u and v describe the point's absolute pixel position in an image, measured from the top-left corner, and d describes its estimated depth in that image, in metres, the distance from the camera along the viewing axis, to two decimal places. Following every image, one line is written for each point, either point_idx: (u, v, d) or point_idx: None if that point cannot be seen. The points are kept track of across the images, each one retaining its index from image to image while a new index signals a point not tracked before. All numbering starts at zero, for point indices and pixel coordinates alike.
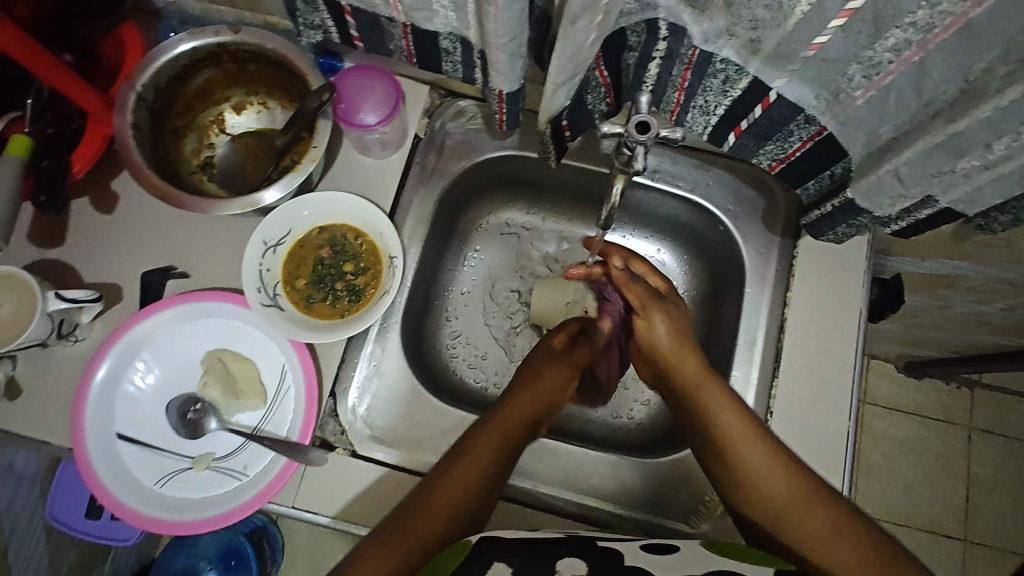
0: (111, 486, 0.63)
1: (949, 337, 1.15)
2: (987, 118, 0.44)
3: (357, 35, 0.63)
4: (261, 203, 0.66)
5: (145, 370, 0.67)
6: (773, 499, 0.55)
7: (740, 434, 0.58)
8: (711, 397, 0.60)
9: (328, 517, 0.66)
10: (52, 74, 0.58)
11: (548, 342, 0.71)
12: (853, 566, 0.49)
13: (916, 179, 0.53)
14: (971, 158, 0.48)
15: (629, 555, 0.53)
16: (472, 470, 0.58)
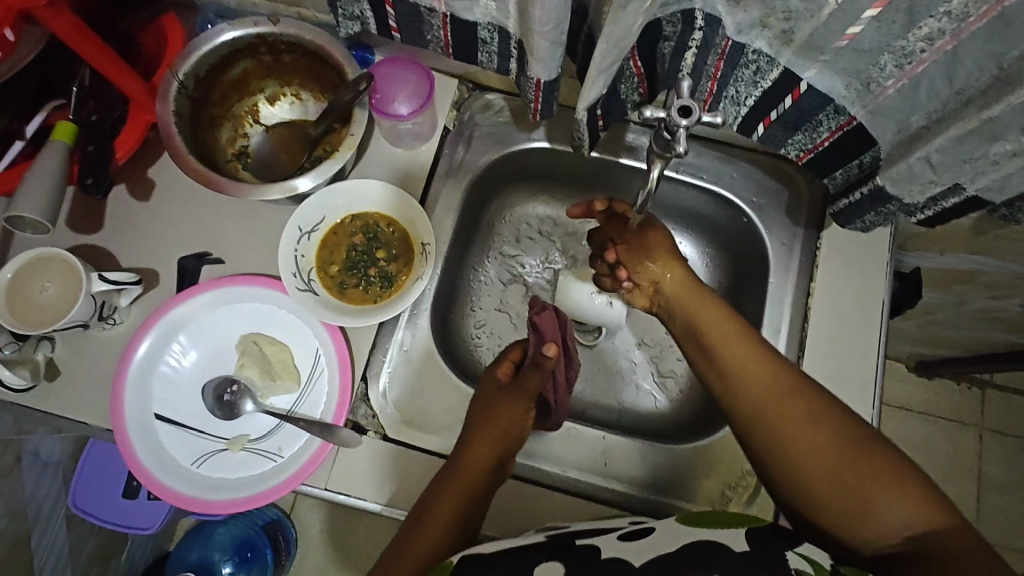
0: (150, 466, 0.64)
1: (962, 335, 1.16)
2: (1021, 102, 0.46)
3: (395, 26, 0.63)
4: (298, 189, 0.67)
5: (182, 352, 0.69)
6: (785, 419, 0.52)
7: (746, 352, 0.56)
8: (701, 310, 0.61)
9: (359, 499, 0.68)
10: (99, 58, 0.60)
11: (494, 375, 0.68)
12: (834, 459, 0.49)
13: (947, 165, 0.54)
14: (1003, 143, 0.50)
15: (606, 548, 0.55)
16: (463, 483, 0.62)
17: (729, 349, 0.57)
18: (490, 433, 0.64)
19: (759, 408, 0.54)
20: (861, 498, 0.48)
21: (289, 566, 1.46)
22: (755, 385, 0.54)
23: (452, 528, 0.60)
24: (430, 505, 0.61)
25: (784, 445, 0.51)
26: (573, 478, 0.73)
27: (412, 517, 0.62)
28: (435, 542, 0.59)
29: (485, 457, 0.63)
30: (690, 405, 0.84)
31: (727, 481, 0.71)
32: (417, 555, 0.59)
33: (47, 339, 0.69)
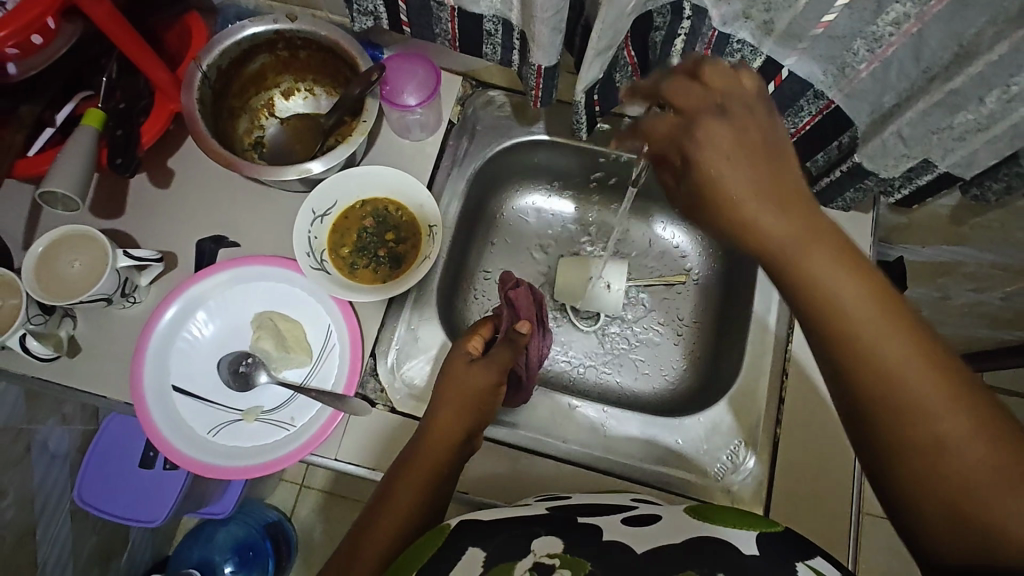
0: (167, 434, 0.66)
1: (950, 332, 1.20)
2: (980, 73, 0.50)
3: (406, 20, 0.69)
4: (311, 173, 0.71)
5: (200, 327, 0.72)
6: (918, 431, 0.38)
7: (885, 336, 0.40)
8: (816, 260, 0.42)
9: (366, 469, 0.70)
10: (128, 44, 0.65)
11: (463, 348, 0.69)
12: (987, 487, 0.36)
13: (917, 138, 0.59)
14: (967, 113, 0.54)
15: (609, 531, 0.56)
16: (426, 465, 0.63)
17: (862, 335, 0.40)
18: (461, 405, 0.65)
19: (896, 419, 0.39)
20: (994, 541, 0.35)
21: (290, 566, 1.48)
22: (893, 388, 0.39)
23: (415, 503, 0.61)
24: (396, 479, 0.63)
25: (923, 455, 0.38)
26: (572, 448, 0.75)
27: (381, 488, 0.64)
28: (396, 517, 0.61)
29: (452, 435, 0.64)
30: (685, 386, 0.87)
31: (720, 451, 0.75)
32: (381, 526, 0.60)
33: (69, 316, 0.71)
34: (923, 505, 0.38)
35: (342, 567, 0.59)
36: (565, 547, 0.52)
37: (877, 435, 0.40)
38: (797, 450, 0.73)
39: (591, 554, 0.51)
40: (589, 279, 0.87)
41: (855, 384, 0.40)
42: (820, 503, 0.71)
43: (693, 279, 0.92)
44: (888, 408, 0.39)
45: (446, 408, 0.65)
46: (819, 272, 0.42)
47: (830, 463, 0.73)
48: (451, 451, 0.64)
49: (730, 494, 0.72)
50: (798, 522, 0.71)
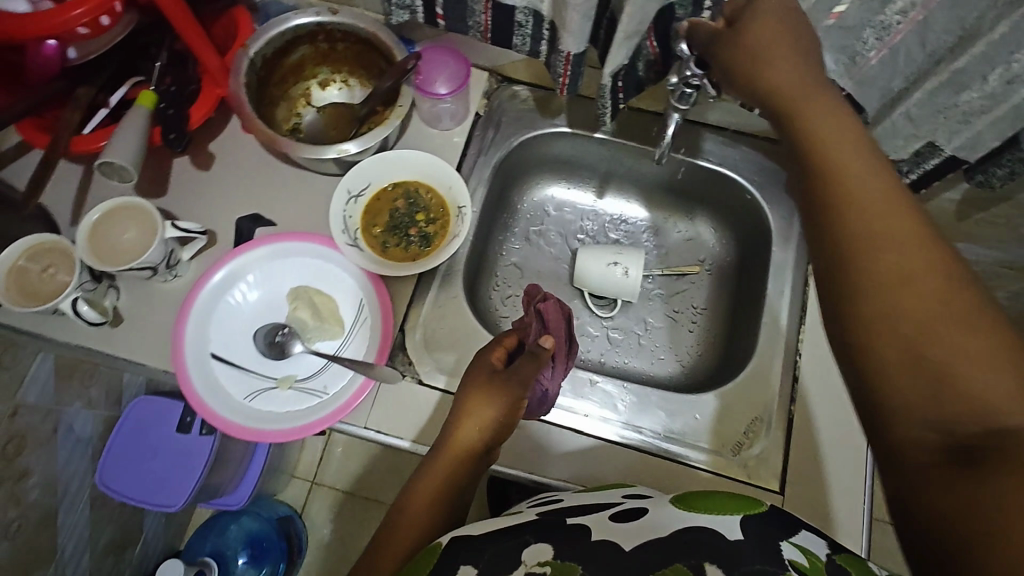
0: (207, 397, 0.69)
1: None
2: (982, 53, 0.54)
3: (441, 13, 0.73)
4: (348, 153, 0.75)
5: (239, 299, 0.75)
6: (886, 262, 0.43)
7: (879, 206, 0.45)
8: (818, 121, 0.50)
9: (408, 442, 0.73)
10: (189, 28, 0.70)
11: (487, 359, 0.69)
12: (935, 297, 0.40)
13: (925, 118, 0.62)
14: (972, 92, 0.57)
15: (598, 531, 0.54)
16: (446, 467, 0.65)
17: (864, 203, 0.45)
18: (485, 416, 0.65)
19: (870, 269, 0.43)
20: (938, 360, 0.39)
21: (299, 560, 1.50)
22: (878, 240, 0.44)
23: (434, 511, 0.64)
24: (418, 480, 0.65)
25: (883, 267, 0.43)
26: (594, 423, 0.78)
27: (401, 494, 0.66)
28: (417, 524, 0.63)
29: (469, 445, 0.65)
30: (699, 370, 0.90)
31: (736, 427, 0.77)
32: (402, 533, 0.63)
33: (113, 287, 0.75)
34: (884, 358, 0.41)
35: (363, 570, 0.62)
36: (555, 552, 0.51)
37: (856, 296, 0.43)
38: (813, 429, 0.75)
39: (583, 557, 0.50)
40: (608, 264, 0.89)
41: (843, 238, 0.45)
42: (833, 480, 0.73)
43: (707, 268, 0.96)
44: (860, 264, 0.44)
45: (468, 421, 0.65)
46: (822, 132, 0.49)
47: (842, 442, 0.74)
48: (468, 464, 0.65)
49: (747, 468, 0.74)
50: (810, 504, 0.72)
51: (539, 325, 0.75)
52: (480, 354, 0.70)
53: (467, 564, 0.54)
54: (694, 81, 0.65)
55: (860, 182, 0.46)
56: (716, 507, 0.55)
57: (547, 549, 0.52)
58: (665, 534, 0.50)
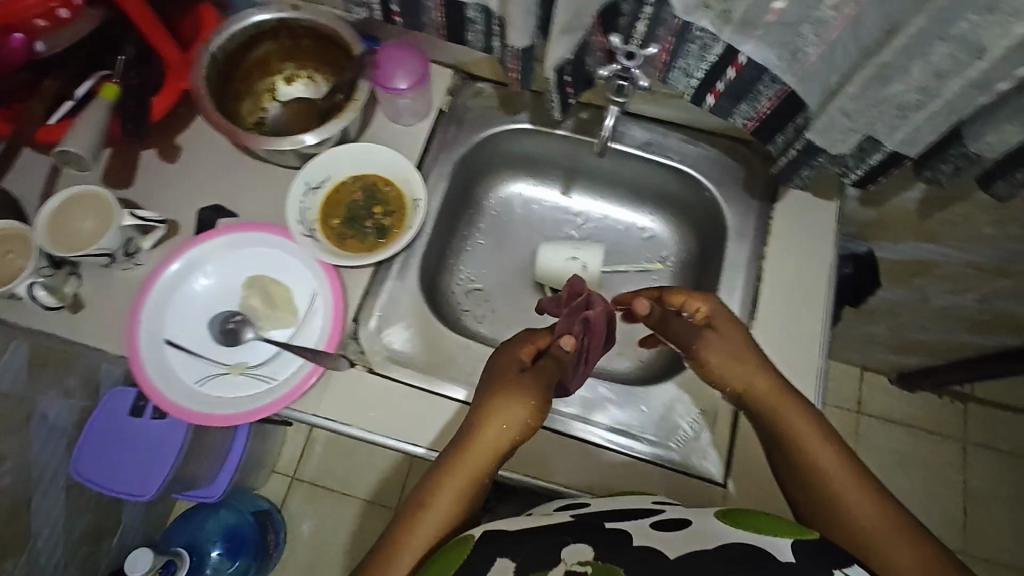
0: (158, 381, 0.71)
1: (926, 321, 1.34)
2: (904, 46, 0.55)
3: (397, 10, 0.75)
4: (305, 144, 0.77)
5: (196, 286, 0.77)
6: (831, 500, 0.61)
7: (824, 457, 0.63)
8: (782, 400, 0.67)
9: (423, 448, 0.74)
10: (145, 22, 0.73)
11: (516, 352, 0.71)
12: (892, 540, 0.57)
13: (860, 112, 0.63)
14: (898, 84, 0.59)
15: (638, 535, 0.58)
16: (461, 477, 0.65)
17: (813, 455, 0.64)
18: (511, 419, 0.65)
19: (819, 488, 0.62)
20: None
21: (274, 553, 1.53)
22: (829, 489, 0.62)
23: (447, 518, 0.64)
24: (426, 492, 0.65)
25: (835, 508, 0.61)
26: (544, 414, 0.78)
27: (412, 498, 0.66)
28: (434, 529, 0.63)
29: (488, 455, 0.65)
30: (656, 364, 0.91)
31: (682, 419, 0.78)
32: (417, 539, 0.63)
33: (74, 274, 0.76)
34: None
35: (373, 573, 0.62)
36: (595, 553, 0.55)
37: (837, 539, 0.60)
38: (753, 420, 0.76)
39: (624, 561, 0.54)
40: (567, 258, 0.91)
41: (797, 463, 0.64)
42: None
43: (670, 265, 0.97)
44: (829, 504, 0.61)
45: (492, 423, 0.65)
46: (786, 407, 0.67)
47: None
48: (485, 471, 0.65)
49: (686, 460, 0.75)
50: (754, 490, 0.74)
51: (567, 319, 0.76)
52: (506, 348, 0.72)
53: (503, 559, 0.57)
54: (626, 73, 0.72)
55: (799, 427, 0.66)
56: (766, 527, 0.57)
57: (589, 549, 0.56)
58: (713, 547, 0.54)
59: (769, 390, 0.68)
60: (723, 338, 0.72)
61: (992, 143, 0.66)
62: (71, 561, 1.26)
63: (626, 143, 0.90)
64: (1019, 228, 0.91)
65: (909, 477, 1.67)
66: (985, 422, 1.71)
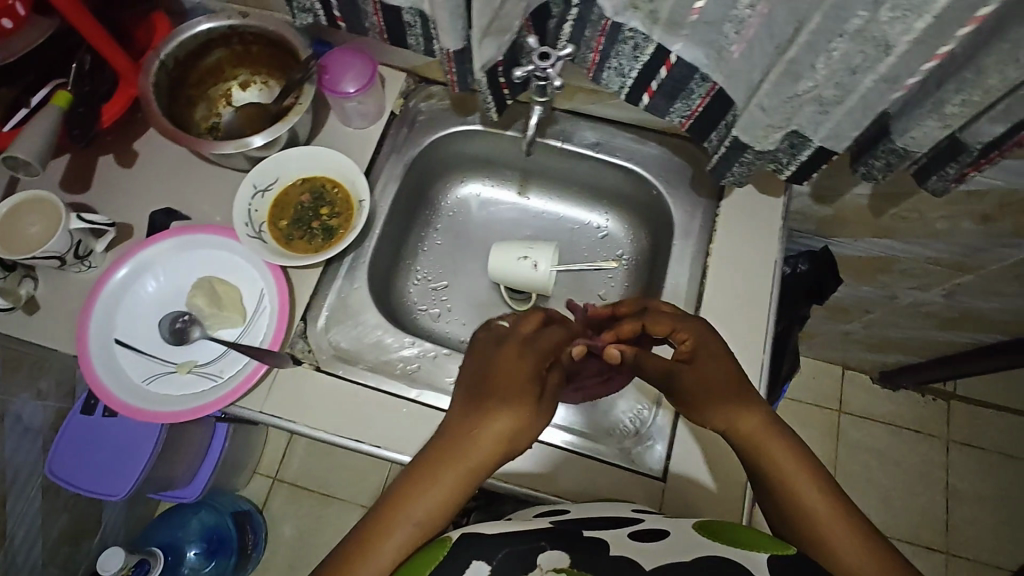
0: (104, 378, 0.73)
1: (899, 319, 1.34)
2: (807, 43, 0.55)
3: (339, 15, 0.77)
4: (250, 146, 0.78)
5: (148, 286, 0.79)
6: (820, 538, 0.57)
7: (808, 492, 0.59)
8: (764, 433, 0.63)
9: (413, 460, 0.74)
10: (93, 33, 0.75)
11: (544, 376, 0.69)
12: None
13: (776, 108, 0.63)
14: (808, 80, 0.59)
15: (615, 545, 0.59)
16: (421, 506, 0.61)
17: (797, 490, 0.60)
18: (497, 426, 0.63)
19: (804, 525, 0.58)
20: None
21: (253, 554, 1.54)
22: (816, 528, 0.57)
23: (422, 531, 0.61)
24: (379, 521, 0.61)
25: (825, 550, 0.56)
26: None
27: (360, 530, 0.61)
28: (406, 543, 0.60)
29: (454, 483, 0.62)
30: None
31: (623, 413, 0.83)
32: (385, 550, 0.60)
33: (30, 277, 0.79)
34: None
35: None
36: (570, 561, 0.55)
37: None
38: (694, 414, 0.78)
39: (597, 569, 0.54)
40: (519, 257, 0.92)
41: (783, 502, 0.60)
42: (716, 457, 0.76)
43: (625, 263, 0.98)
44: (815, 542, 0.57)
45: (475, 447, 0.62)
46: (767, 440, 0.62)
47: None
48: (468, 485, 0.62)
49: (628, 455, 0.78)
50: (692, 486, 0.76)
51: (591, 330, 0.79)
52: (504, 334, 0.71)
53: (479, 562, 0.57)
54: (541, 74, 0.72)
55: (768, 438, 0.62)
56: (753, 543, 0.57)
57: (567, 558, 0.56)
58: (688, 559, 0.55)
59: (741, 398, 0.64)
60: (697, 365, 0.67)
61: (917, 138, 0.66)
62: (50, 561, 1.29)
63: (576, 143, 0.91)
64: (970, 222, 0.91)
65: (890, 476, 1.66)
66: (968, 420, 1.69)
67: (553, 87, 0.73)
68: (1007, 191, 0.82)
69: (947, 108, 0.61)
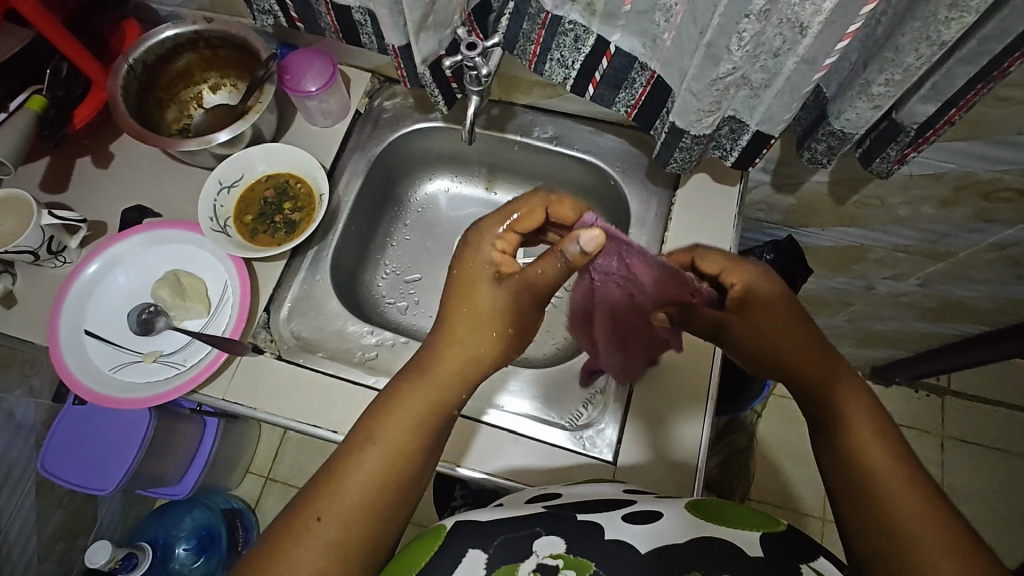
0: (72, 366, 0.76)
1: (881, 311, 1.33)
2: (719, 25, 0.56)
3: (296, 16, 0.80)
4: (214, 142, 0.81)
5: (118, 280, 0.82)
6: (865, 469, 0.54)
7: (866, 429, 0.56)
8: (834, 370, 0.59)
9: None
10: (59, 39, 0.78)
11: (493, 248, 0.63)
12: (913, 514, 0.50)
13: (704, 92, 0.63)
14: (725, 64, 0.59)
15: (610, 527, 0.58)
16: (399, 432, 0.58)
17: (855, 425, 0.56)
18: (463, 345, 0.62)
19: (851, 455, 0.55)
20: None
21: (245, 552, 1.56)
22: (863, 456, 0.54)
23: (386, 471, 0.56)
24: (352, 448, 0.57)
25: (862, 479, 0.53)
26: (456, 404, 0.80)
27: (321, 472, 0.57)
28: (370, 481, 0.56)
29: (421, 405, 0.59)
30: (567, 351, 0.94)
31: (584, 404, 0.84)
32: (347, 491, 0.55)
33: (9, 273, 0.83)
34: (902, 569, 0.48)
35: (297, 530, 0.53)
36: (567, 545, 0.57)
37: (860, 506, 0.52)
38: (651, 398, 0.78)
39: (595, 555, 0.56)
40: None
41: (836, 432, 0.57)
42: (666, 435, 0.77)
43: None
44: (861, 471, 0.54)
45: (451, 347, 0.62)
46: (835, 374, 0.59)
47: (697, 413, 0.77)
48: (429, 424, 0.59)
49: (583, 441, 0.77)
50: (646, 470, 0.75)
51: (604, 258, 0.67)
52: (482, 237, 0.63)
53: (475, 550, 0.59)
54: (470, 63, 0.72)
55: (870, 438, 0.55)
56: (753, 525, 0.58)
57: (562, 542, 0.57)
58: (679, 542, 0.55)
59: (843, 387, 0.59)
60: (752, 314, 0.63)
61: (852, 121, 0.66)
62: (46, 556, 1.32)
63: (535, 136, 0.93)
64: (932, 207, 0.91)
65: None
66: (964, 415, 1.65)
67: (484, 74, 0.73)
68: (962, 173, 0.81)
69: (874, 89, 0.61)
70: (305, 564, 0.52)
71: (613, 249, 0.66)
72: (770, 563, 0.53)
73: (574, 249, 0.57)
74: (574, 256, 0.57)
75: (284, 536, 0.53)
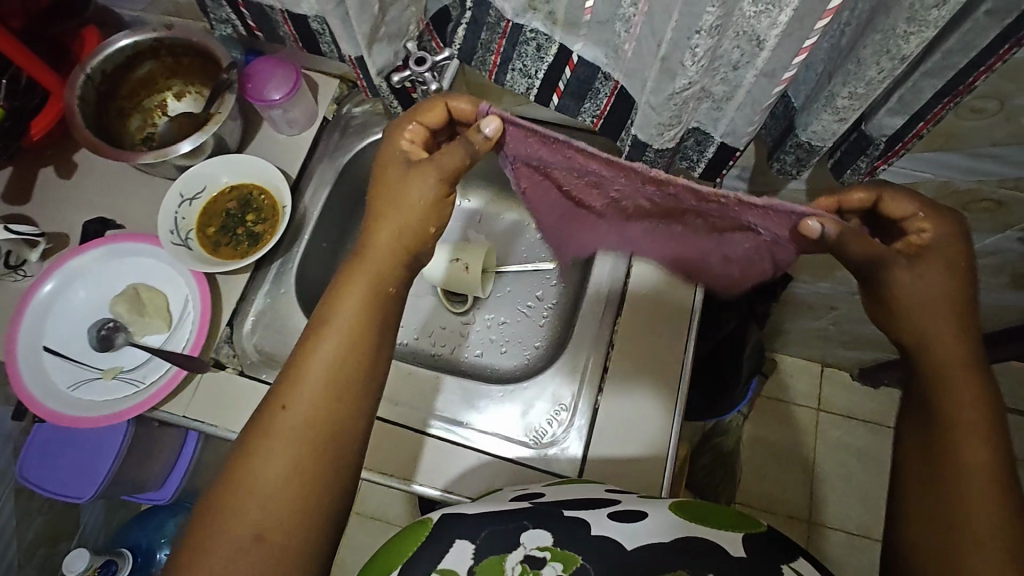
0: (28, 383, 0.74)
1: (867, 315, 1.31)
2: (672, 38, 0.54)
3: (254, 24, 0.78)
4: (170, 154, 0.79)
5: (77, 295, 0.81)
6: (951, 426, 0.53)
7: (970, 394, 0.54)
8: (959, 333, 0.55)
9: None
10: (9, 49, 0.76)
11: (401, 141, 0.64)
12: (975, 479, 0.51)
13: (665, 106, 0.61)
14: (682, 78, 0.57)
15: (597, 524, 0.57)
16: (343, 325, 0.57)
17: (960, 386, 0.54)
18: (388, 236, 0.61)
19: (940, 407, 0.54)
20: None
21: None
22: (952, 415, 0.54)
23: (336, 369, 0.56)
24: (308, 344, 0.57)
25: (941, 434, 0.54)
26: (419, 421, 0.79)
27: (288, 363, 0.57)
28: (325, 375, 0.56)
29: (365, 292, 0.59)
30: (538, 360, 0.93)
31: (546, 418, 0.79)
32: (311, 381, 0.55)
33: None
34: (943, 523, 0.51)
35: (268, 420, 0.54)
36: (554, 538, 0.56)
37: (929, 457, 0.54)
38: (619, 411, 0.77)
39: (582, 547, 0.54)
40: (450, 261, 0.93)
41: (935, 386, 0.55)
42: (637, 442, 0.75)
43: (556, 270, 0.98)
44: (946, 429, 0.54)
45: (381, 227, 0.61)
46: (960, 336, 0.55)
47: (665, 420, 0.75)
48: (377, 304, 0.59)
49: (546, 458, 0.76)
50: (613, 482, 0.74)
51: (544, 150, 0.66)
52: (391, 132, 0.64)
53: (463, 540, 0.58)
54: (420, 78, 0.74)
55: (967, 410, 0.53)
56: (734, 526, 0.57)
57: (549, 536, 0.56)
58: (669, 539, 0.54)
59: (947, 354, 0.55)
60: (923, 270, 0.56)
61: (818, 133, 0.64)
62: (27, 561, 1.32)
63: None
64: None
65: None
66: None
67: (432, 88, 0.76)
68: (938, 183, 0.79)
69: (839, 102, 0.59)
70: (278, 456, 0.52)
71: (552, 143, 0.64)
72: (753, 562, 0.52)
73: (478, 136, 0.61)
74: (479, 142, 0.61)
75: (260, 429, 0.54)
